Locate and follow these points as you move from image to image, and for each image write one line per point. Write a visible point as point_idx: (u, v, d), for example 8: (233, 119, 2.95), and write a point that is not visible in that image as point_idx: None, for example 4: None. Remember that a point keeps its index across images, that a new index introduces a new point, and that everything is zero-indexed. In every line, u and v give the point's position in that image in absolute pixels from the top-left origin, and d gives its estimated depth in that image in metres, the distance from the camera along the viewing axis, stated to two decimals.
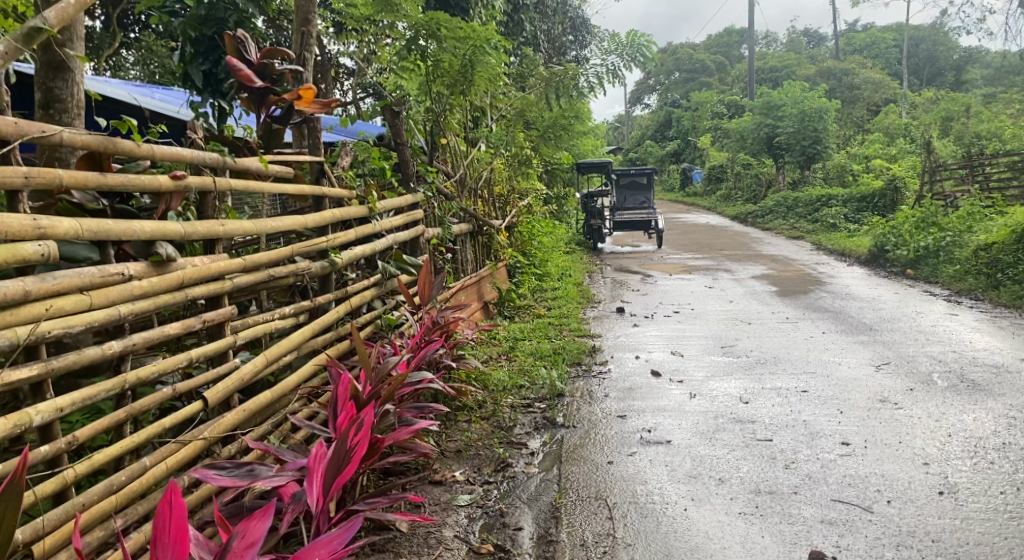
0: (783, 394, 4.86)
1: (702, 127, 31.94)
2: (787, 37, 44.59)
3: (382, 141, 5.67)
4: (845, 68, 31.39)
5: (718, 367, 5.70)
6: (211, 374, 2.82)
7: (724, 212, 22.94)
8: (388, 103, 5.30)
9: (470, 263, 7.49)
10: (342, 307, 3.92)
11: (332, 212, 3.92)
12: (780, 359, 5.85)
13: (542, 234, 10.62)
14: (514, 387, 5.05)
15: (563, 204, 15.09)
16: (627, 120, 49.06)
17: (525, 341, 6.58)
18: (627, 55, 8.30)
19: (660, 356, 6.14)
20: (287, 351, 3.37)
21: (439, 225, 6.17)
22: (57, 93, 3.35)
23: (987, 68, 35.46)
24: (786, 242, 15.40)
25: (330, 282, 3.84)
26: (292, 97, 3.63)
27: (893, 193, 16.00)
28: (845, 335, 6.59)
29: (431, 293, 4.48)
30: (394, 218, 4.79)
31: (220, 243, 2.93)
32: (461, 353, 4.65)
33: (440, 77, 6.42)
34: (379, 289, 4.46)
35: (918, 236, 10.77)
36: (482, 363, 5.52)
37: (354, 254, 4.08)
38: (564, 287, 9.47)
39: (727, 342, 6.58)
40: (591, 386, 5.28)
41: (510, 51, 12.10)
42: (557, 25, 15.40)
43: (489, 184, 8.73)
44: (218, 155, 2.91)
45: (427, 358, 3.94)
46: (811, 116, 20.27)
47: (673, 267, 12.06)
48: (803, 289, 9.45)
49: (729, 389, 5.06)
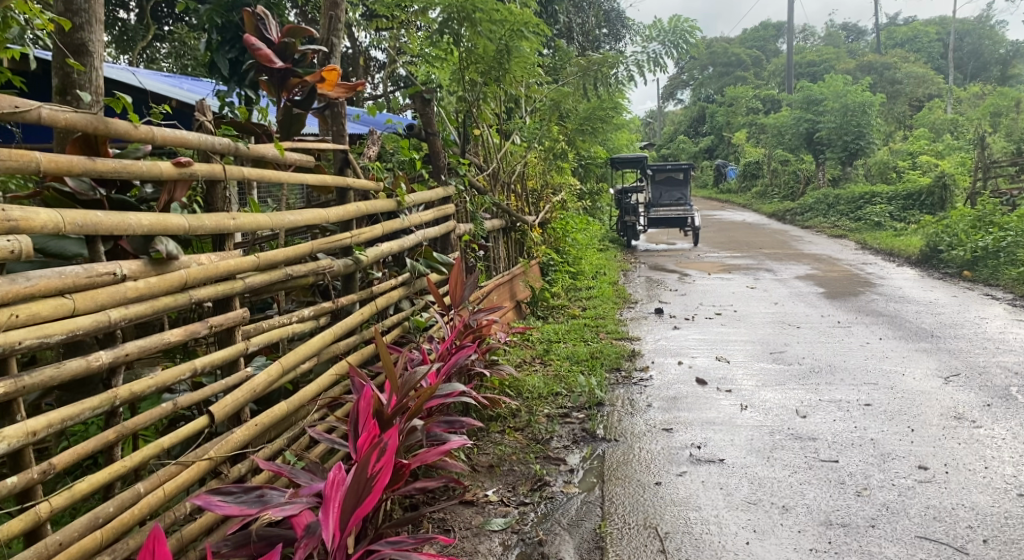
0: (845, 409, 4.48)
1: (737, 123, 31.28)
2: (825, 31, 43.62)
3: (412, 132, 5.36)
4: (886, 62, 30.56)
5: (768, 376, 5.30)
6: (219, 385, 2.51)
7: (761, 210, 22.35)
8: (419, 91, 4.99)
9: (502, 261, 7.16)
10: (368, 309, 3.61)
11: (357, 206, 3.60)
12: (836, 368, 5.46)
13: (576, 231, 10.26)
14: (550, 394, 4.71)
15: (596, 200, 14.69)
16: (659, 116, 48.37)
17: (560, 343, 6.23)
18: (668, 43, 7.88)
19: (704, 362, 5.76)
20: (307, 357, 3.05)
21: (471, 221, 5.85)
22: (74, 80, 2.93)
23: None
24: (829, 241, 14.87)
25: (354, 282, 3.53)
26: (315, 78, 3.32)
27: (942, 190, 15.39)
28: (904, 342, 6.18)
29: (463, 294, 4.16)
30: (424, 214, 4.48)
31: (231, 238, 2.60)
32: (495, 358, 4.32)
33: (474, 64, 6.09)
34: (407, 289, 4.14)
35: (975, 236, 10.27)
36: (516, 368, 5.18)
37: (380, 252, 3.76)
38: (598, 286, 9.10)
39: (775, 347, 6.18)
40: (631, 395, 4.92)
41: (544, 42, 11.76)
42: (593, 17, 15.04)
43: (522, 178, 8.39)
44: (229, 141, 2.58)
45: (457, 365, 3.61)
46: (854, 111, 19.60)
47: (711, 266, 11.63)
48: (852, 291, 8.98)
49: (784, 400, 4.68)
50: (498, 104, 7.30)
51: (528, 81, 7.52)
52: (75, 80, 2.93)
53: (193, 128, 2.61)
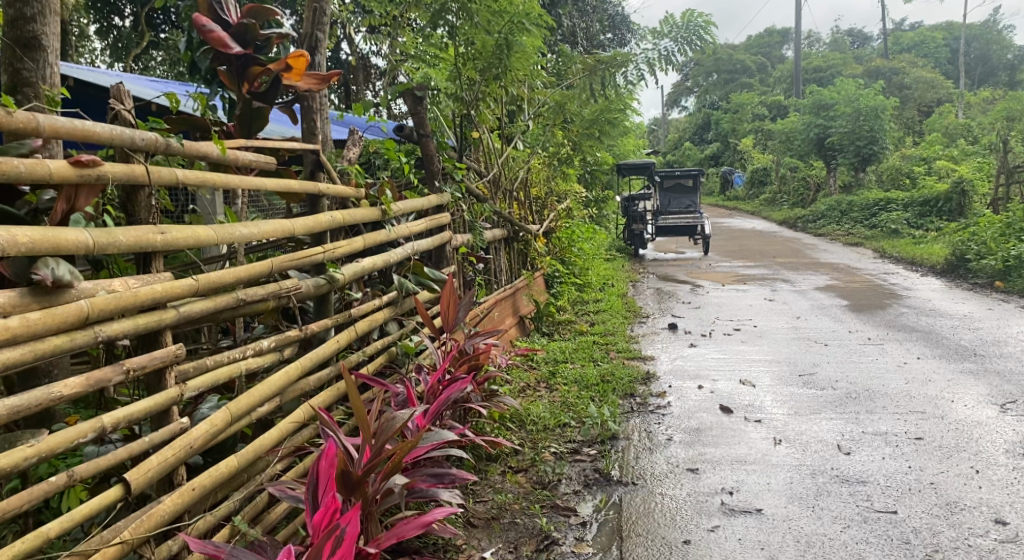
0: (895, 444, 3.94)
1: (743, 129, 30.75)
2: (831, 37, 43.10)
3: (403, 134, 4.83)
4: (895, 68, 30.14)
5: (801, 403, 4.77)
6: (143, 443, 2.00)
7: (770, 217, 21.80)
8: (410, 86, 4.46)
9: (504, 273, 6.66)
10: (347, 335, 3.08)
11: (332, 215, 3.04)
12: (875, 392, 4.92)
13: (582, 240, 9.74)
14: (558, 428, 4.19)
15: (602, 208, 14.14)
16: (664, 123, 47.88)
17: (568, 365, 5.70)
18: (682, 39, 7.34)
19: (727, 386, 5.21)
20: (269, 396, 2.52)
21: (470, 232, 5.34)
22: (26, 76, 2.55)
23: None
24: (844, 249, 14.34)
25: (329, 305, 3.00)
26: (281, 67, 2.77)
27: (961, 196, 14.85)
28: (945, 363, 5.66)
29: (457, 316, 3.59)
30: (416, 223, 3.97)
31: (159, 258, 2.06)
32: (496, 389, 3.80)
33: (472, 62, 5.58)
34: (395, 310, 3.60)
35: (1005, 245, 9.78)
36: (518, 395, 4.66)
37: (364, 267, 3.25)
38: (607, 299, 8.58)
39: (804, 368, 5.64)
40: (649, 426, 4.38)
41: (549, 45, 11.25)
42: (597, 22, 14.52)
43: (525, 186, 7.88)
44: (157, 136, 2.07)
45: (448, 403, 3.06)
46: (867, 115, 18.90)
47: (724, 276, 11.11)
48: (878, 303, 8.44)
49: (824, 434, 4.14)
50: (499, 106, 6.80)
51: (532, 82, 7.02)
52: (27, 75, 2.56)
53: (112, 120, 2.09)
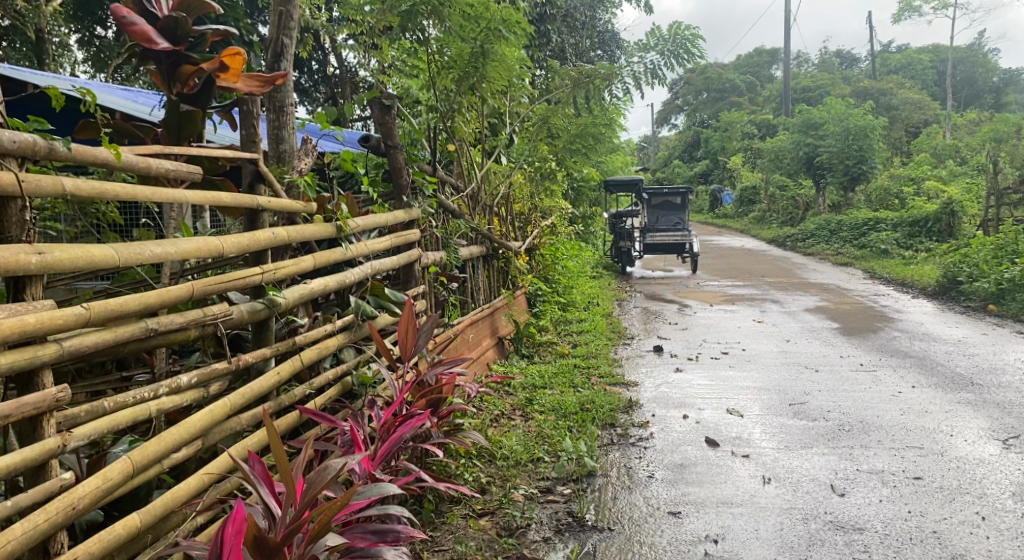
0: (892, 484, 3.65)
1: (732, 147, 30.66)
2: (819, 58, 43.23)
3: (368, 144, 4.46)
4: (883, 89, 30.19)
5: (791, 436, 4.48)
6: (14, 507, 1.72)
7: (759, 236, 21.61)
8: (377, 93, 4.19)
9: (482, 292, 6.38)
10: (291, 366, 2.78)
11: (275, 232, 2.74)
12: (871, 424, 4.64)
13: (567, 258, 9.44)
14: (530, 464, 3.90)
15: (590, 225, 13.88)
16: (653, 141, 47.83)
17: (547, 390, 5.39)
18: (668, 52, 7.05)
19: (713, 416, 4.92)
20: (191, 439, 2.22)
21: (443, 249, 5.05)
22: None
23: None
24: (833, 269, 14.13)
25: (269, 332, 2.70)
26: (213, 67, 2.47)
27: (950, 217, 14.71)
28: (941, 393, 5.39)
29: (417, 346, 3.24)
30: (378, 240, 3.68)
31: (36, 281, 1.87)
32: (460, 423, 3.50)
33: (448, 71, 5.30)
34: (352, 337, 3.31)
35: (998, 268, 9.60)
36: (491, 427, 4.37)
37: (313, 290, 2.95)
38: (591, 319, 8.30)
39: (794, 397, 5.34)
40: (629, 461, 4.08)
41: (536, 59, 11.01)
42: (586, 38, 14.30)
43: (506, 201, 7.60)
44: (33, 138, 1.91)
45: (400, 446, 2.76)
46: (856, 135, 18.76)
47: (712, 296, 10.86)
48: (870, 327, 8.19)
49: (816, 472, 3.85)
50: (479, 119, 6.53)
51: (514, 95, 6.76)
52: None
53: None
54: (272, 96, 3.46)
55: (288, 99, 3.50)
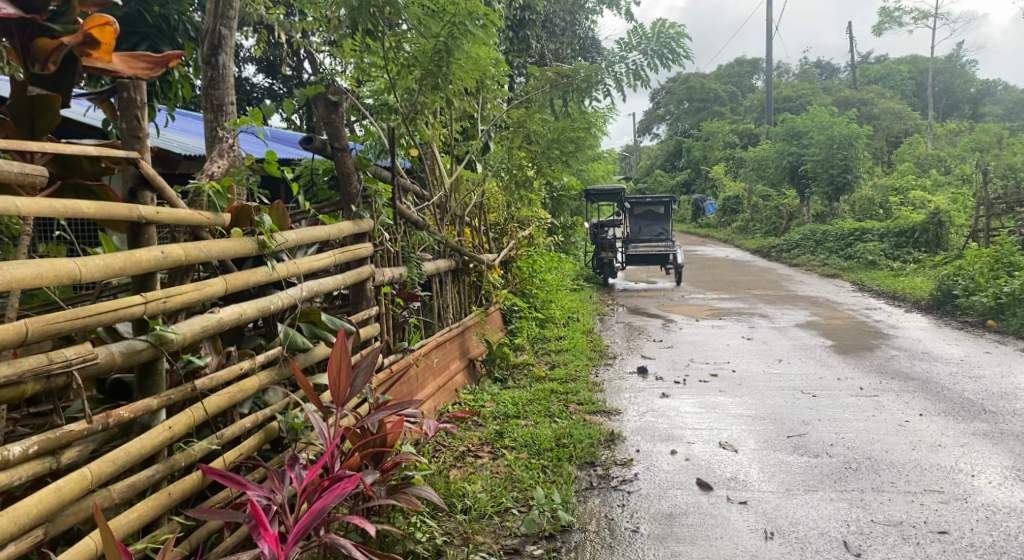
0: (914, 541, 3.17)
1: (714, 157, 30.31)
2: (799, 68, 43.11)
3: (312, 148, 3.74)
4: (863, 98, 30.00)
5: (793, 477, 3.98)
6: None
7: (742, 246, 21.18)
8: (322, 88, 3.64)
9: (452, 310, 5.85)
10: (187, 417, 2.25)
11: (164, 252, 2.21)
12: (883, 461, 4.15)
13: (546, 270, 8.93)
14: (495, 517, 3.40)
15: (570, 235, 13.35)
16: (635, 150, 47.46)
17: (519, 421, 4.86)
18: (652, 52, 6.53)
19: (704, 452, 4.41)
20: (25, 531, 1.78)
21: (403, 266, 4.54)
22: None
23: (1003, 105, 34.44)
24: (820, 281, 13.71)
25: (156, 377, 2.19)
26: (77, 40, 2.02)
27: (938, 227, 14.38)
28: (953, 423, 4.91)
29: (351, 391, 2.61)
30: (317, 257, 3.17)
31: None
32: (410, 476, 2.96)
33: (410, 69, 4.77)
34: (279, 377, 2.78)
35: (995, 281, 9.21)
36: (454, 471, 3.86)
37: (221, 319, 2.43)
38: (570, 336, 7.79)
39: (792, 428, 4.84)
40: (610, 510, 3.57)
41: (515, 63, 10.48)
42: (566, 45, 13.78)
43: (479, 211, 7.08)
44: None
45: (317, 524, 2.22)
46: (840, 143, 18.38)
47: (697, 310, 10.38)
48: (865, 345, 7.73)
49: (825, 525, 3.36)
50: (448, 123, 6.01)
51: (486, 96, 6.24)
52: None
53: None
54: (212, 94, 3.88)
55: (225, 98, 3.90)
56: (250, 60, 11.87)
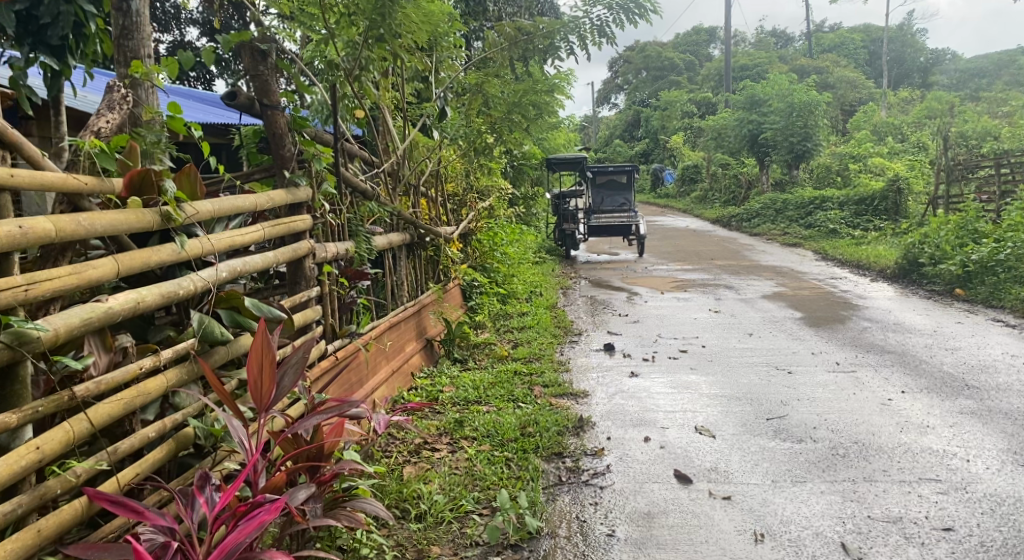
0: (919, 542, 2.89)
1: (672, 127, 30.02)
2: (755, 36, 42.90)
3: (232, 102, 3.24)
4: (820, 67, 29.91)
5: (778, 465, 3.66)
6: None
7: (702, 216, 20.98)
8: (250, 34, 3.25)
9: (406, 288, 5.41)
10: (61, 433, 1.82)
11: (23, 228, 1.78)
12: (872, 446, 3.86)
13: (507, 243, 8.51)
14: (454, 523, 3.01)
15: (530, 206, 12.92)
16: (593, 120, 47.01)
17: (480, 408, 4.46)
18: (618, 7, 6.06)
19: (679, 438, 4.06)
20: None
21: (349, 240, 4.09)
22: None
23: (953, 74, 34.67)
24: (782, 250, 13.51)
25: (19, 384, 1.78)
26: None
27: (897, 195, 14.25)
28: (938, 399, 4.65)
29: (274, 393, 2.17)
30: (240, 231, 2.72)
31: None
32: (352, 488, 2.55)
33: (351, 19, 4.26)
34: (192, 374, 2.33)
35: (962, 249, 9.04)
36: (407, 469, 3.46)
37: (110, 307, 1.99)
38: (534, 312, 7.39)
39: (771, 409, 4.52)
40: (580, 511, 3.20)
41: (470, 25, 9.94)
42: (524, 8, 13.21)
43: (435, 180, 6.61)
44: None
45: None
46: (800, 111, 18.17)
47: (662, 282, 10.08)
48: (836, 316, 7.46)
49: (819, 524, 3.05)
50: (397, 82, 5.51)
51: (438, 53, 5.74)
52: None
53: None
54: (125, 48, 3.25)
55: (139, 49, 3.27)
56: (191, 23, 11.21)
